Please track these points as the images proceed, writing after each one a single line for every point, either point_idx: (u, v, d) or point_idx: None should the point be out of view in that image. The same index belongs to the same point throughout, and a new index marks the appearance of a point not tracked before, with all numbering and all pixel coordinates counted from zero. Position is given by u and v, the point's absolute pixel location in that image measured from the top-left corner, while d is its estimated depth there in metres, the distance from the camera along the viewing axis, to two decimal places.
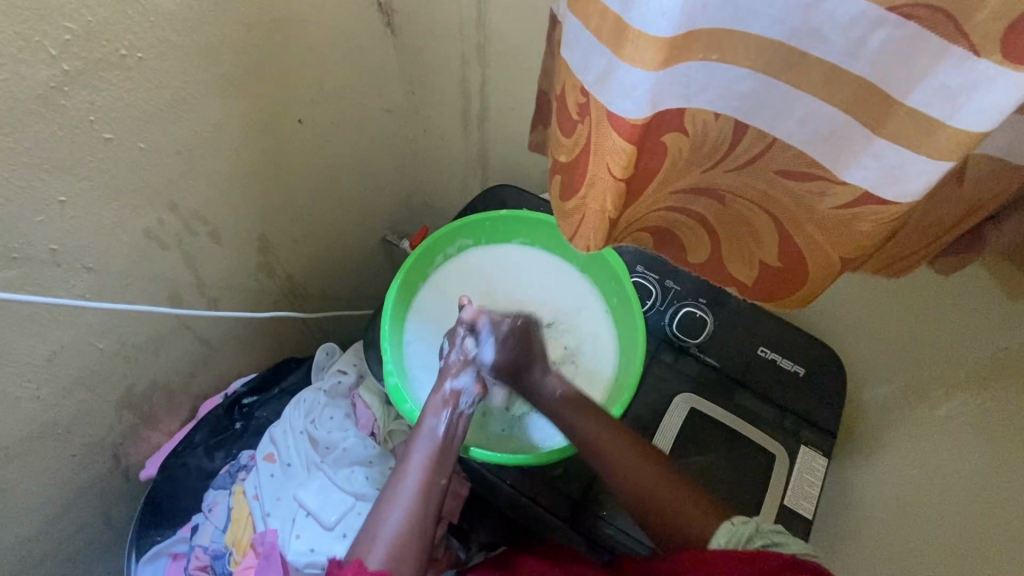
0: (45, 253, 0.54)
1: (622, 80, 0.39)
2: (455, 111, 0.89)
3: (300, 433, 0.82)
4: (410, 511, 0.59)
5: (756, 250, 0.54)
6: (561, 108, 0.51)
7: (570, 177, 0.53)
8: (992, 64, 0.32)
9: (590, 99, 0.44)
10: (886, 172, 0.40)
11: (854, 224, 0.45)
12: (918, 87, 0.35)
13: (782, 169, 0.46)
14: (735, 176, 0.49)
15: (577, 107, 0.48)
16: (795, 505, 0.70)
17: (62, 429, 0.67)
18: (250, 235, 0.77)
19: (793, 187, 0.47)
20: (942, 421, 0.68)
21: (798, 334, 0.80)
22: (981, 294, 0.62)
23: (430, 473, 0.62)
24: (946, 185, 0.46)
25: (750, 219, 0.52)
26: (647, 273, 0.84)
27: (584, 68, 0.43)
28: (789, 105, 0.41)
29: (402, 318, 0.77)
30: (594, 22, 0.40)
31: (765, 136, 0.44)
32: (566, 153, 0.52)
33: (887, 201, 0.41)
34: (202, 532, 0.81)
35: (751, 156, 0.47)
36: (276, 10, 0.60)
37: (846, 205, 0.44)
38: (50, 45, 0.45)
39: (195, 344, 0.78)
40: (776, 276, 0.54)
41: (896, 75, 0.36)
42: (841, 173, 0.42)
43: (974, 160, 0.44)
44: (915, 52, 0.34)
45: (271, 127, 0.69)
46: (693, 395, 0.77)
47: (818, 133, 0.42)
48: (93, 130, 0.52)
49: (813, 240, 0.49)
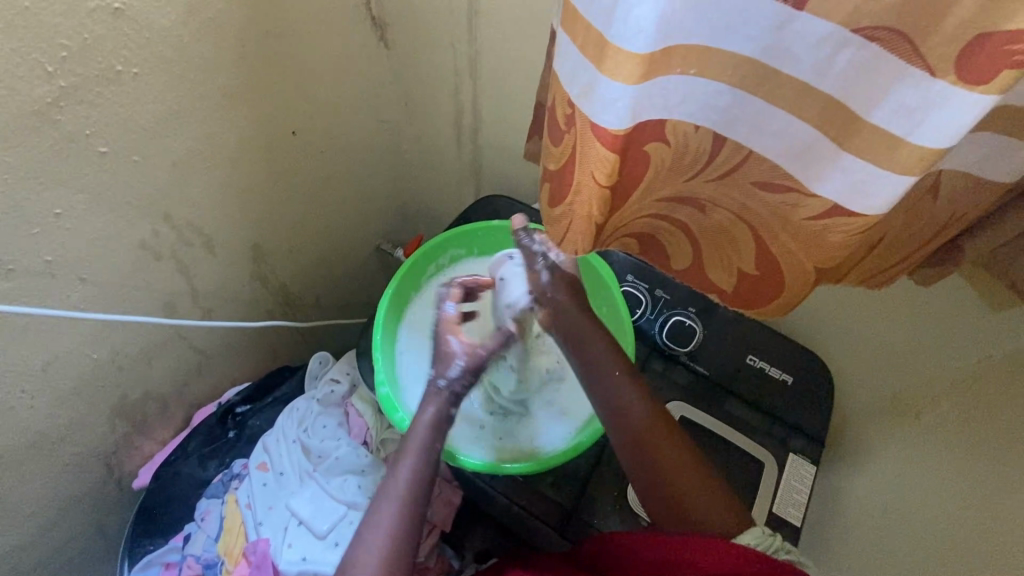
0: (41, 264, 0.55)
1: (603, 93, 0.40)
2: (448, 123, 0.90)
3: (293, 441, 0.83)
4: (394, 538, 0.57)
5: (734, 259, 0.55)
6: (550, 116, 0.50)
7: (557, 185, 0.52)
8: (946, 84, 0.33)
9: (576, 110, 0.44)
10: (852, 188, 0.41)
11: (825, 236, 0.46)
12: (881, 105, 0.36)
13: (759, 181, 0.47)
14: (715, 187, 0.50)
15: (564, 117, 0.47)
16: (783, 512, 0.71)
17: (54, 439, 0.67)
18: (244, 245, 0.77)
19: (771, 198, 0.48)
20: (928, 429, 0.69)
21: (787, 342, 0.81)
22: (962, 304, 0.63)
23: (413, 496, 0.60)
24: (921, 199, 0.48)
25: (728, 228, 0.52)
26: (638, 282, 0.84)
27: (569, 81, 0.43)
28: (766, 120, 0.42)
29: (393, 328, 0.78)
30: (581, 38, 0.40)
31: (742, 148, 0.46)
32: (554, 161, 0.51)
33: (855, 213, 0.42)
34: (194, 541, 0.81)
35: (729, 169, 0.48)
36: (271, 25, 0.61)
37: (818, 216, 0.45)
38: (46, 62, 0.46)
39: (189, 354, 0.79)
40: (756, 283, 0.55)
41: (860, 94, 0.37)
42: (813, 186, 0.44)
43: (946, 175, 0.46)
44: (879, 72, 0.35)
45: (265, 139, 0.70)
46: (684, 403, 0.78)
47: (792, 147, 0.43)
48: (88, 144, 0.53)
49: (789, 250, 0.50)
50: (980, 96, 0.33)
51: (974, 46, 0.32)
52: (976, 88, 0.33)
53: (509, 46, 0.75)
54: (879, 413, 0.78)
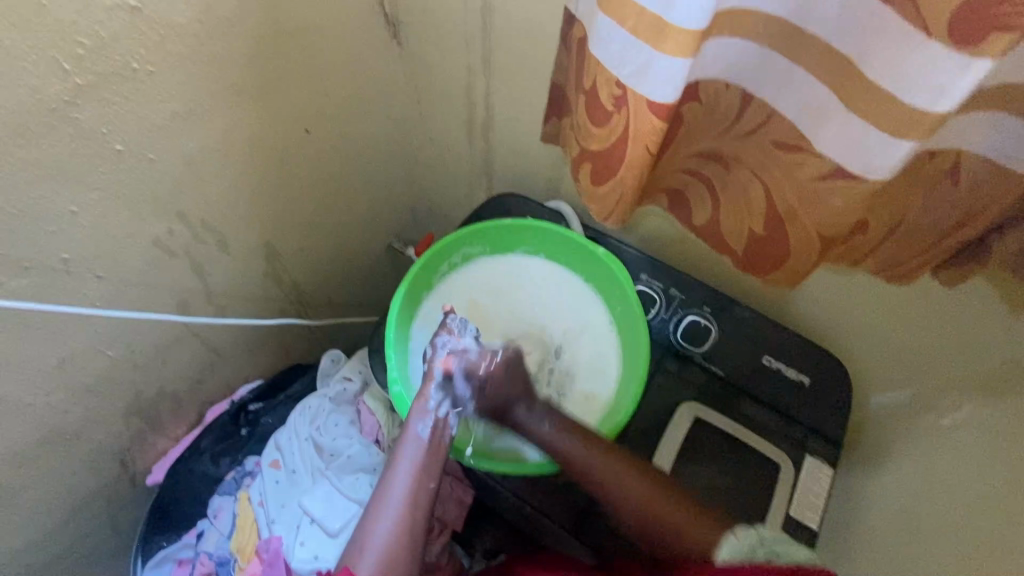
0: (57, 261, 0.55)
1: (657, 69, 0.45)
2: (461, 122, 0.89)
3: (306, 439, 0.83)
4: (399, 522, 0.60)
5: (744, 219, 0.58)
6: (589, 100, 0.54)
7: (598, 165, 0.57)
8: (939, 46, 0.37)
9: (625, 92, 0.49)
10: (855, 147, 0.44)
11: (828, 199, 0.49)
12: (883, 69, 0.40)
13: (777, 140, 0.51)
14: (742, 143, 0.54)
15: (612, 100, 0.51)
16: (800, 515, 0.69)
17: (71, 434, 0.68)
18: (256, 244, 0.77)
19: (785, 158, 0.51)
20: (949, 432, 0.68)
21: (803, 342, 0.79)
22: (985, 304, 0.62)
23: (418, 478, 0.63)
24: (941, 182, 0.48)
25: (745, 185, 0.56)
26: (652, 282, 0.83)
27: (616, 64, 0.47)
28: (789, 78, 0.47)
29: (405, 325, 0.77)
30: (631, 21, 0.44)
31: (767, 106, 0.50)
32: (596, 142, 0.55)
33: (856, 175, 0.45)
34: (207, 538, 0.81)
35: (755, 126, 0.53)
36: (284, 23, 0.61)
37: (824, 176, 0.48)
38: (64, 59, 0.46)
39: (202, 352, 0.79)
40: (762, 242, 0.57)
41: (870, 54, 0.41)
42: (819, 146, 0.47)
43: (968, 156, 0.46)
44: (885, 34, 0.39)
45: (278, 137, 0.70)
46: (698, 404, 0.77)
47: (806, 105, 0.47)
48: (104, 141, 0.53)
49: (795, 212, 0.52)
50: (973, 58, 0.36)
51: (964, 8, 0.35)
52: (963, 50, 0.36)
53: (522, 43, 0.74)
54: (897, 416, 0.77)
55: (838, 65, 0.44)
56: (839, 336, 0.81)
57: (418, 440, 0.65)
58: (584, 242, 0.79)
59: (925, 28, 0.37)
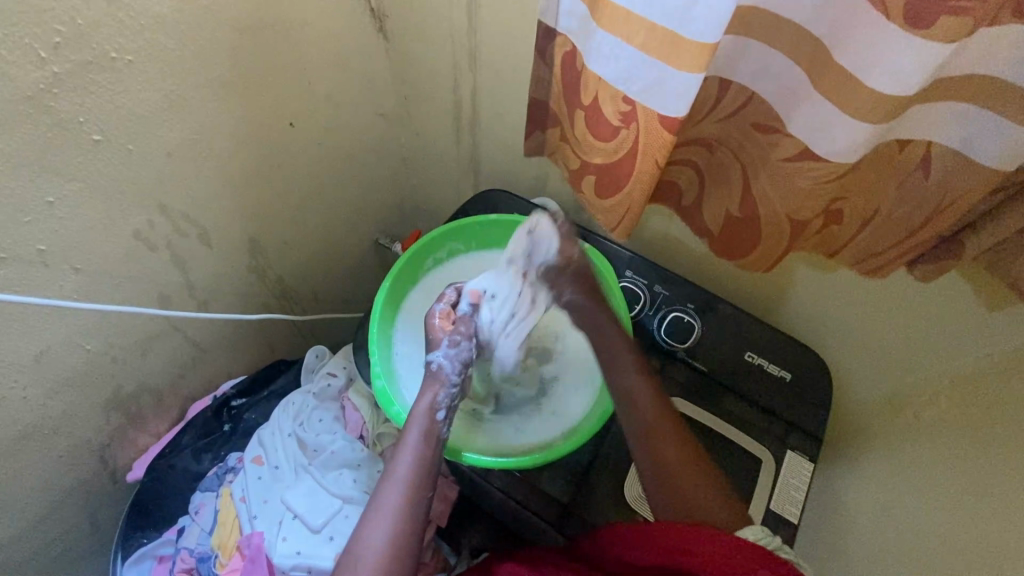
0: (33, 253, 0.55)
1: (668, 83, 0.44)
2: (447, 118, 0.89)
3: (289, 435, 0.82)
4: (397, 526, 0.57)
5: (725, 199, 0.58)
6: (590, 116, 0.55)
7: (604, 178, 0.57)
8: (896, 28, 0.37)
9: (635, 108, 0.49)
10: (820, 131, 0.45)
11: (797, 181, 0.49)
12: (851, 53, 0.40)
13: (756, 123, 0.51)
14: (722, 126, 0.54)
15: (618, 116, 0.51)
16: (780, 509, 0.70)
17: (48, 430, 0.67)
18: (239, 238, 0.77)
19: (760, 139, 0.51)
20: (927, 427, 0.70)
21: (785, 338, 0.81)
22: (958, 300, 0.63)
23: (416, 484, 0.59)
24: (910, 174, 0.48)
25: (727, 168, 0.56)
26: (636, 278, 0.84)
27: (624, 80, 0.48)
28: (768, 63, 0.47)
29: (388, 322, 0.76)
30: (641, 36, 0.44)
31: (746, 91, 0.50)
32: (601, 155, 0.56)
33: (820, 156, 0.46)
34: (188, 534, 0.80)
35: (735, 109, 0.52)
36: (267, 15, 0.61)
37: (794, 156, 0.48)
38: (40, 48, 0.45)
39: (184, 346, 0.78)
40: (739, 226, 0.58)
41: (841, 37, 0.41)
42: (791, 127, 0.48)
43: (936, 149, 0.46)
44: (855, 17, 0.39)
45: (262, 131, 0.70)
46: (681, 399, 0.78)
47: (783, 91, 0.47)
48: (82, 131, 0.52)
49: (765, 193, 0.53)
50: (925, 42, 0.36)
51: None
52: (919, 32, 0.36)
53: (507, 39, 0.74)
54: (875, 411, 0.78)
55: (815, 62, 0.44)
56: (819, 332, 0.82)
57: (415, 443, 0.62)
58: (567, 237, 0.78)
59: (885, 11, 0.37)
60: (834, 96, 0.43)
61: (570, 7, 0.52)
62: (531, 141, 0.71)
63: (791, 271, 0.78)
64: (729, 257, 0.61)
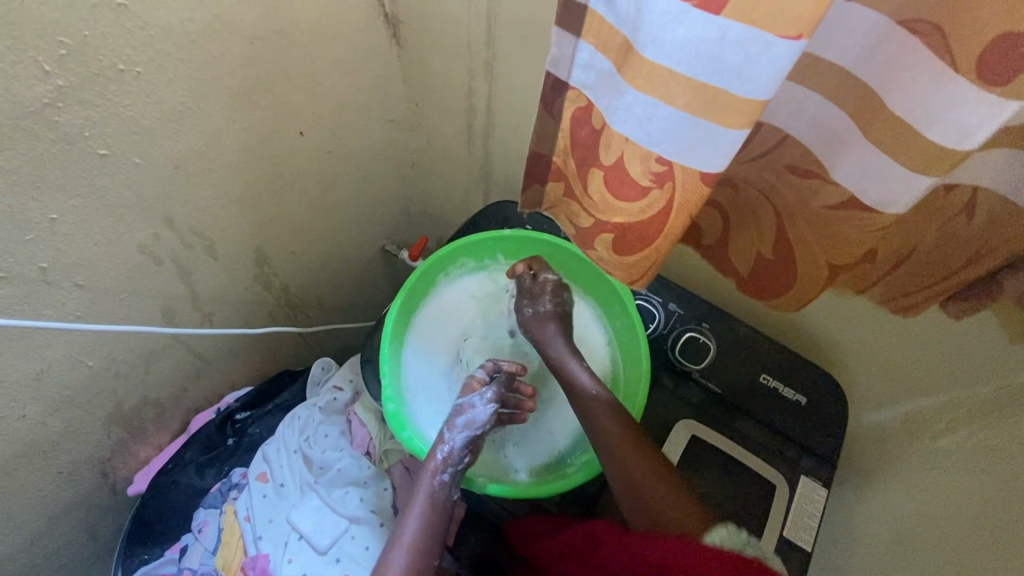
0: (35, 271, 0.52)
1: (711, 139, 0.40)
2: (459, 127, 0.87)
3: (294, 452, 0.80)
4: None
5: (755, 241, 0.56)
6: (611, 177, 0.49)
7: (627, 237, 0.52)
8: (968, 83, 0.35)
9: (671, 169, 0.44)
10: (868, 174, 0.43)
11: (839, 229, 0.48)
12: (909, 102, 0.38)
13: (790, 166, 0.49)
14: (749, 168, 0.51)
15: (648, 175, 0.45)
16: (795, 536, 0.69)
17: (47, 448, 0.65)
18: (246, 249, 0.75)
19: (795, 183, 0.49)
20: (943, 455, 0.68)
21: (801, 362, 0.79)
22: (984, 333, 0.62)
23: (420, 551, 0.60)
24: (953, 219, 0.46)
25: (756, 209, 0.54)
26: (651, 296, 0.83)
27: (657, 140, 0.43)
28: (804, 101, 0.45)
29: (400, 340, 0.75)
30: (680, 99, 0.39)
31: (779, 131, 0.48)
32: (621, 216, 0.50)
33: (870, 208, 0.45)
34: (190, 554, 0.78)
35: (764, 151, 0.50)
36: (278, 22, 0.58)
37: (838, 204, 0.47)
38: (44, 61, 0.43)
39: (188, 359, 0.76)
40: (772, 266, 0.56)
41: (892, 84, 0.39)
42: (835, 175, 0.46)
43: (984, 194, 0.44)
44: (914, 65, 0.37)
45: (272, 140, 0.68)
46: (694, 421, 0.76)
47: (822, 133, 0.46)
48: (87, 146, 0.50)
49: (802, 236, 0.51)
50: (1001, 98, 0.34)
51: (997, 45, 0.33)
52: (994, 88, 0.34)
53: (525, 52, 0.71)
54: (890, 434, 0.77)
55: (861, 101, 0.42)
56: (836, 355, 0.81)
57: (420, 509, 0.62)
58: (583, 255, 0.77)
59: (954, 63, 0.35)
60: (886, 137, 0.41)
61: (587, 59, 0.45)
62: (526, 194, 0.60)
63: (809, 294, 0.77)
64: (759, 297, 0.60)
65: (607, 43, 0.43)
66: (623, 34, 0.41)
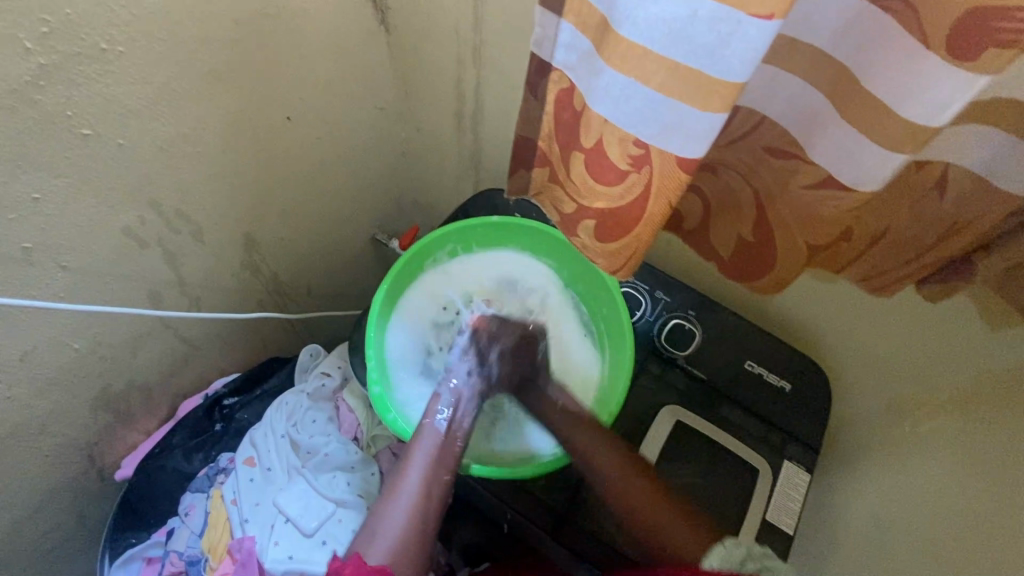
0: (18, 251, 0.52)
1: (687, 122, 0.40)
2: (449, 114, 0.87)
3: (282, 437, 0.80)
4: (414, 508, 0.60)
5: (735, 222, 0.57)
6: (590, 160, 0.49)
7: (607, 223, 0.52)
8: (940, 61, 0.36)
9: (649, 153, 0.44)
10: (842, 157, 0.44)
11: (815, 207, 0.49)
12: (883, 82, 0.39)
13: (766, 146, 0.50)
14: (730, 150, 0.52)
15: (626, 159, 0.46)
16: (776, 519, 0.70)
17: (33, 430, 0.65)
18: (234, 235, 0.75)
19: (775, 164, 0.50)
20: (924, 439, 0.69)
21: (785, 347, 0.80)
22: (962, 319, 0.62)
23: (433, 469, 0.62)
24: (925, 195, 0.47)
25: (736, 191, 0.55)
26: (638, 284, 0.83)
27: (636, 123, 0.43)
28: (783, 82, 0.46)
29: (387, 324, 0.75)
30: (657, 79, 0.40)
31: (758, 114, 0.48)
32: (601, 201, 0.51)
33: (847, 187, 0.46)
34: (178, 536, 0.78)
35: (744, 132, 0.50)
36: (267, 6, 0.59)
37: (813, 185, 0.48)
38: (25, 38, 0.43)
39: (175, 344, 0.77)
40: (751, 247, 0.57)
41: (866, 62, 0.40)
42: (812, 155, 0.47)
43: (954, 170, 0.44)
44: (888, 43, 0.38)
45: (260, 126, 0.68)
46: (679, 407, 0.77)
47: (802, 114, 0.46)
48: (69, 125, 0.50)
49: (780, 216, 0.52)
50: (972, 74, 0.35)
51: (964, 21, 0.33)
52: (965, 65, 0.35)
53: (513, 38, 0.71)
54: (875, 420, 0.78)
55: (837, 81, 0.43)
56: (821, 343, 0.81)
57: (434, 431, 0.65)
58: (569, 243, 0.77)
59: (925, 41, 0.36)
60: (865, 123, 0.42)
61: (569, 39, 0.45)
62: (514, 178, 0.62)
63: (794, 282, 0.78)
64: (739, 278, 0.61)
65: (586, 22, 0.44)
66: (602, 12, 0.41)
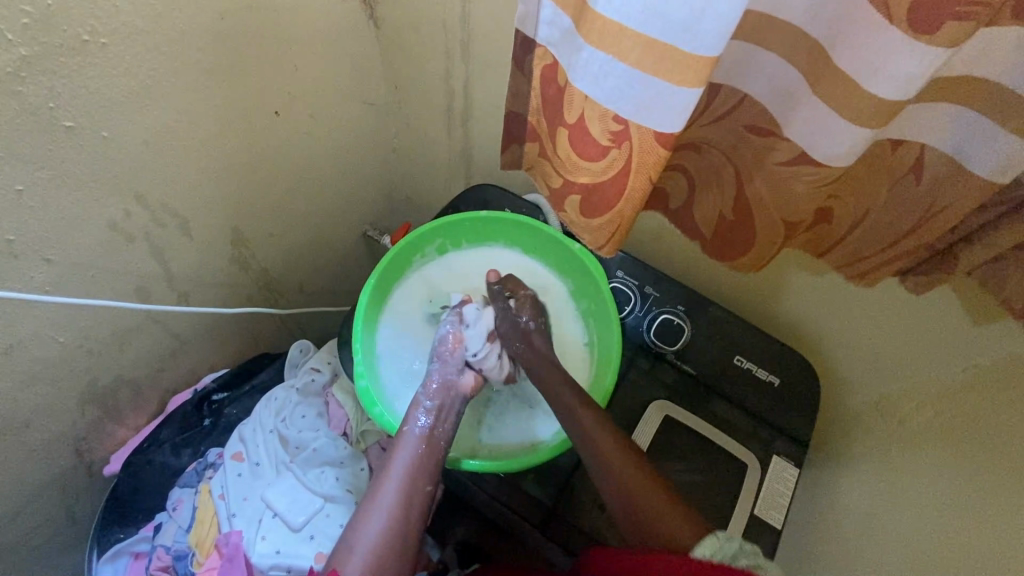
0: (2, 243, 0.52)
1: (661, 96, 0.40)
2: (439, 109, 0.87)
3: (270, 432, 0.80)
4: (391, 519, 0.58)
5: (716, 199, 0.57)
6: (574, 135, 0.49)
7: (593, 199, 0.52)
8: (902, 36, 0.35)
9: (628, 127, 0.44)
10: (819, 133, 0.44)
11: (792, 184, 0.49)
12: (852, 57, 0.39)
13: (750, 125, 0.50)
14: (715, 129, 0.53)
15: (607, 134, 0.46)
16: (765, 514, 0.70)
17: (19, 424, 0.65)
18: (222, 230, 0.75)
19: (757, 143, 0.50)
20: (912, 434, 0.69)
21: (775, 342, 0.80)
22: (948, 312, 0.62)
23: (412, 479, 0.60)
24: (902, 177, 0.47)
25: (719, 171, 0.55)
26: (627, 279, 0.83)
27: (614, 98, 0.43)
28: (766, 68, 0.46)
29: (374, 318, 0.76)
30: (632, 54, 0.40)
31: (737, 92, 0.49)
32: (588, 175, 0.51)
33: (821, 163, 0.45)
34: (164, 532, 0.78)
35: (726, 110, 0.51)
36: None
37: (790, 161, 0.48)
38: (5, 28, 0.43)
39: (163, 339, 0.76)
40: (731, 226, 0.57)
41: (837, 38, 0.40)
42: (788, 132, 0.47)
43: (930, 152, 0.44)
44: (856, 17, 0.38)
45: (247, 120, 0.68)
46: (667, 402, 0.77)
47: (784, 96, 0.46)
48: (52, 117, 0.50)
49: (759, 194, 0.52)
50: (929, 47, 0.35)
51: None
52: (923, 38, 0.35)
53: (501, 31, 0.71)
54: (863, 415, 0.78)
55: (817, 66, 0.43)
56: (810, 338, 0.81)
57: (413, 439, 0.63)
58: (558, 236, 0.77)
59: (888, 14, 0.36)
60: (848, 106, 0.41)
61: (551, 16, 0.46)
62: (507, 153, 0.63)
63: (783, 277, 0.78)
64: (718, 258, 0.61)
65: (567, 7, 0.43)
66: None
